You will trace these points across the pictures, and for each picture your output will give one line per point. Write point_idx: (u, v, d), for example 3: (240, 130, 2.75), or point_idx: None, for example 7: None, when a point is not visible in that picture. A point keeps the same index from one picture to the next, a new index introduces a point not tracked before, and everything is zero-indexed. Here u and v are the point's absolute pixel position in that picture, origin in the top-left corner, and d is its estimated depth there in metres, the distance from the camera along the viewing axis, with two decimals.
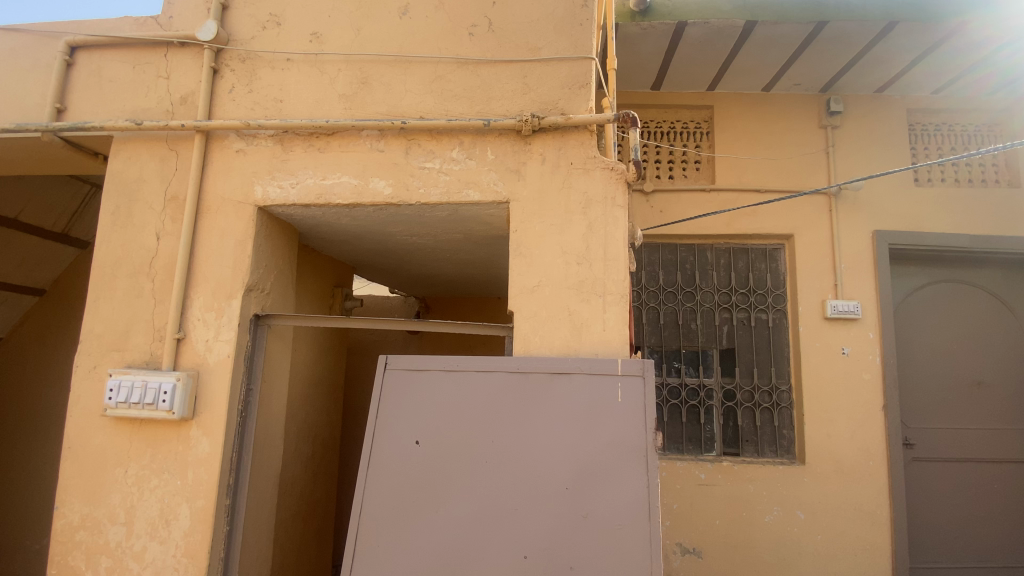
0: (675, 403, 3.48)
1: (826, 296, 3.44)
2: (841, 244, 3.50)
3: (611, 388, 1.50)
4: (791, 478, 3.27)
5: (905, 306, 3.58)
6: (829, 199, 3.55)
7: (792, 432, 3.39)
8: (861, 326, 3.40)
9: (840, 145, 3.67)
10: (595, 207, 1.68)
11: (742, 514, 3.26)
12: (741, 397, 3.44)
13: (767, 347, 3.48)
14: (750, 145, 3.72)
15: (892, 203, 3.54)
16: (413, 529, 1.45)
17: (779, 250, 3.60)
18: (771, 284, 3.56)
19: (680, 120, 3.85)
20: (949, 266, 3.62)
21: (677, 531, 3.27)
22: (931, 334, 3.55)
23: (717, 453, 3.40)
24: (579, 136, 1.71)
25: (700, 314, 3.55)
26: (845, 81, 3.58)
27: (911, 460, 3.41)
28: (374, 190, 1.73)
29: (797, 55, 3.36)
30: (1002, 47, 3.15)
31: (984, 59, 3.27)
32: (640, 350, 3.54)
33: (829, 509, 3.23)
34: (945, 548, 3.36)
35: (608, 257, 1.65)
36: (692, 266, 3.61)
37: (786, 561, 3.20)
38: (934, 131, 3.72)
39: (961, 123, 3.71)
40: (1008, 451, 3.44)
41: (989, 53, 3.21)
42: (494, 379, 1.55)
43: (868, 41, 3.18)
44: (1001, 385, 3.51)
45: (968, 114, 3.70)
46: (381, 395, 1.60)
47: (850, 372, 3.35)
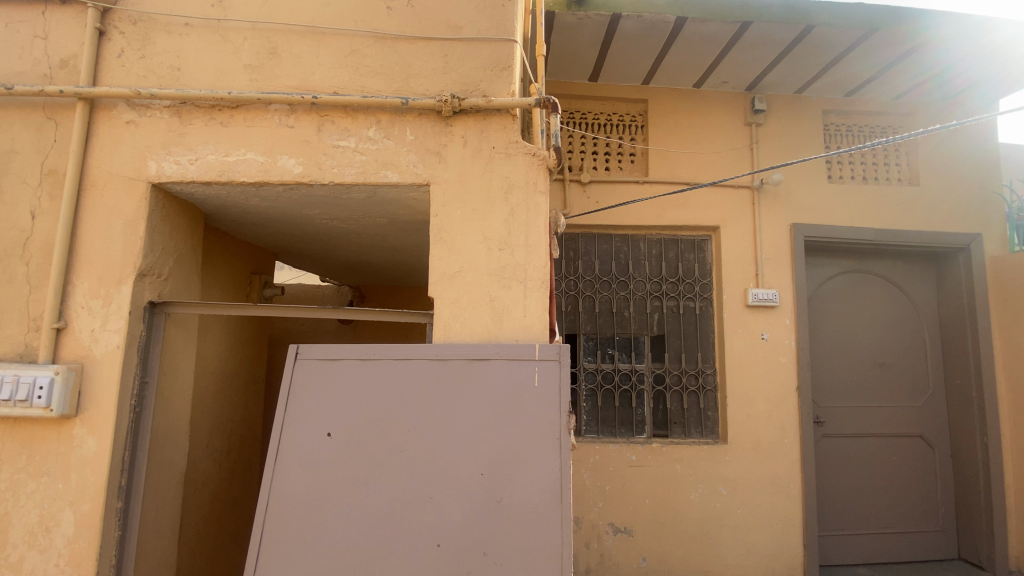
0: (608, 388, 3.57)
1: (747, 285, 3.63)
2: (762, 235, 3.70)
3: (529, 372, 1.50)
4: (715, 457, 3.44)
5: (819, 295, 3.84)
6: (753, 193, 3.73)
7: (716, 413, 3.57)
8: (778, 313, 3.62)
9: (763, 141, 3.86)
10: (517, 193, 1.65)
11: (670, 493, 3.40)
12: (670, 380, 3.59)
13: (694, 332, 3.63)
14: (680, 139, 3.84)
15: (807, 198, 3.77)
16: (323, 526, 1.39)
17: (706, 241, 3.76)
18: (698, 273, 3.71)
19: (616, 113, 3.92)
20: (856, 258, 3.92)
21: (609, 511, 3.37)
22: (841, 322, 3.83)
23: (648, 435, 3.53)
24: (501, 120, 1.67)
25: (633, 302, 3.65)
26: (767, 81, 3.76)
27: (821, 436, 3.69)
28: (283, 168, 1.63)
29: (725, 53, 3.48)
30: (907, 54, 3.39)
31: (891, 63, 3.51)
32: (575, 337, 3.60)
33: (748, 484, 3.44)
34: (849, 515, 3.67)
35: (530, 244, 1.63)
36: (626, 256, 3.71)
37: (710, 535, 3.38)
38: (846, 132, 3.99)
39: (868, 124, 4.00)
40: (904, 426, 3.78)
41: (894, 59, 3.45)
42: (410, 367, 1.51)
43: (787, 42, 3.34)
44: (900, 367, 3.84)
45: (875, 118, 4.01)
46: (290, 386, 1.52)
47: (768, 356, 3.56)
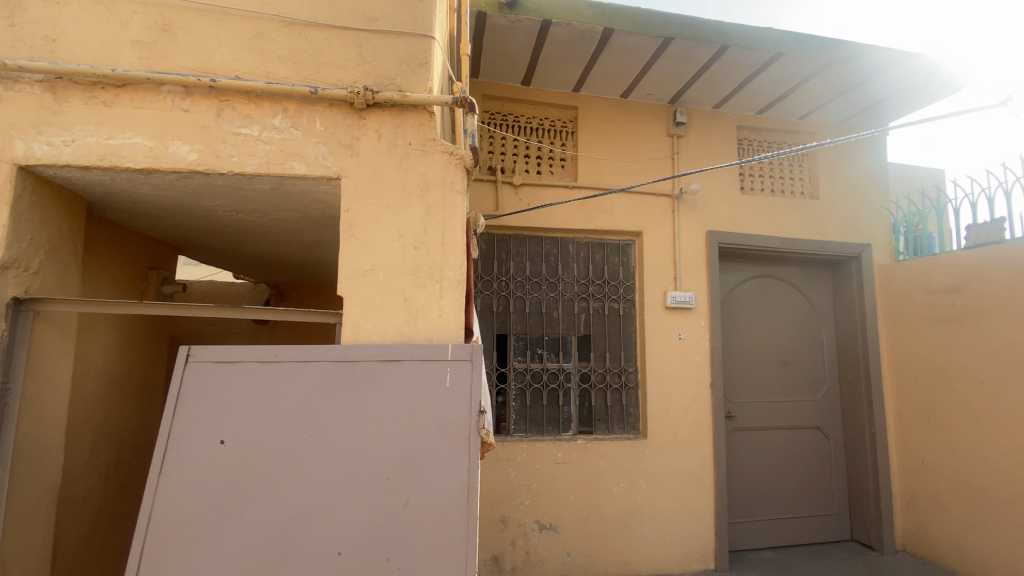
0: (537, 387, 3.61)
1: (667, 288, 3.81)
2: (681, 241, 3.90)
3: (440, 372, 1.48)
4: (635, 452, 3.58)
5: (731, 298, 4.11)
6: (673, 202, 3.93)
7: (637, 410, 3.71)
8: (694, 315, 3.83)
9: (684, 152, 4.07)
10: (434, 190, 1.62)
11: (593, 489, 3.50)
12: (595, 378, 3.69)
13: (617, 333, 3.76)
14: (607, 146, 3.97)
15: (722, 207, 4.02)
16: (211, 539, 1.30)
17: (630, 245, 3.91)
18: (623, 276, 3.86)
19: (548, 118, 3.99)
20: (764, 264, 4.23)
21: (535, 509, 3.41)
22: (751, 323, 4.12)
23: (573, 432, 3.62)
24: (417, 116, 1.64)
25: (561, 304, 3.73)
26: (688, 95, 3.97)
27: (732, 430, 3.94)
28: (175, 155, 1.51)
29: (650, 66, 3.63)
30: (810, 77, 3.69)
31: (796, 85, 3.81)
32: (505, 337, 3.61)
33: (666, 477, 3.60)
34: (756, 503, 3.94)
35: (446, 243, 1.61)
36: (556, 258, 3.78)
37: (630, 527, 3.51)
38: (757, 147, 4.30)
39: (776, 141, 4.33)
40: (804, 418, 4.11)
41: (799, 81, 3.75)
42: (315, 369, 1.45)
43: (706, 59, 3.54)
44: (801, 364, 4.18)
45: (782, 136, 4.35)
46: (181, 391, 1.42)
47: (685, 355, 3.76)
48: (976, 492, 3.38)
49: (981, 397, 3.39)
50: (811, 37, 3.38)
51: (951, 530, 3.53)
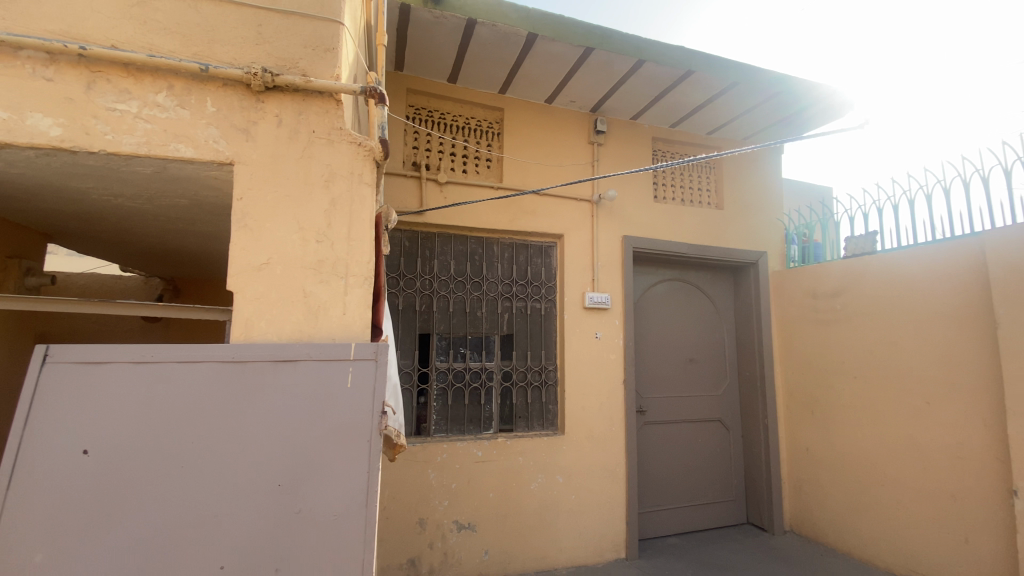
0: (459, 387, 3.58)
1: (585, 289, 3.94)
2: (599, 244, 4.04)
3: (341, 372, 1.42)
4: (553, 448, 3.66)
5: (644, 299, 4.33)
6: (592, 207, 4.07)
7: (557, 407, 3.81)
8: (610, 315, 3.98)
9: (603, 160, 4.24)
10: (339, 182, 1.56)
11: (512, 485, 3.53)
12: (516, 377, 3.74)
13: (539, 332, 3.83)
14: (531, 149, 4.03)
15: (637, 213, 4.22)
16: (75, 556, 1.21)
17: (553, 247, 4.00)
18: (545, 276, 3.94)
19: (474, 118, 3.98)
20: (675, 268, 4.50)
21: (454, 509, 3.37)
22: (662, 323, 4.36)
23: (494, 431, 3.63)
24: (322, 103, 1.56)
25: (485, 303, 3.73)
26: (608, 105, 4.14)
27: (644, 423, 4.15)
28: (34, 128, 1.34)
29: (572, 74, 3.73)
30: (718, 94, 3.96)
31: (706, 101, 4.07)
32: (428, 336, 3.54)
33: (582, 471, 3.72)
34: (664, 492, 4.18)
35: (352, 237, 1.55)
36: (480, 258, 3.78)
37: (546, 522, 3.58)
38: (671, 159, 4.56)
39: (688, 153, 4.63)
40: (708, 412, 4.42)
41: (708, 98, 4.02)
42: (199, 370, 1.34)
43: (624, 71, 3.69)
44: (705, 362, 4.49)
45: (693, 149, 4.64)
46: (36, 396, 1.27)
47: (601, 353, 3.90)
48: (848, 475, 3.76)
49: (849, 389, 3.78)
50: (718, 58, 3.63)
51: (827, 509, 3.93)
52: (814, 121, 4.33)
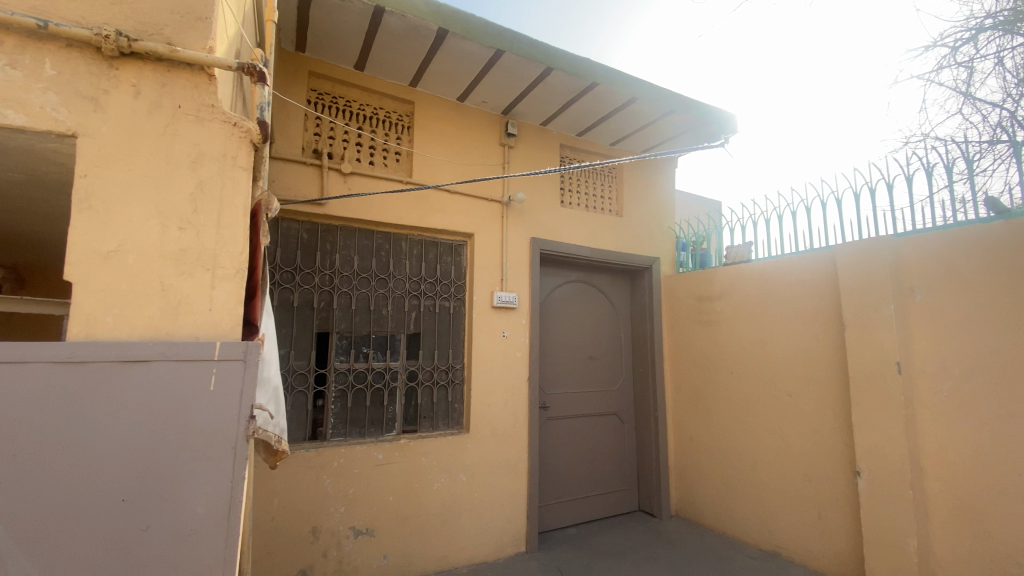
0: (359, 388, 3.43)
1: (494, 288, 3.96)
2: (508, 244, 4.09)
3: (203, 375, 1.32)
4: (456, 447, 3.64)
5: (550, 300, 4.46)
6: (502, 208, 4.10)
7: (462, 405, 3.80)
8: (516, 314, 4.04)
9: (514, 162, 4.30)
10: (208, 165, 1.43)
11: (413, 487, 3.45)
12: (422, 376, 3.66)
13: (446, 331, 3.79)
14: (441, 145, 3.97)
15: (544, 215, 4.32)
16: None
17: (462, 246, 3.98)
18: (454, 275, 3.91)
19: (383, 109, 3.85)
20: (579, 271, 4.69)
21: (351, 515, 3.22)
22: (565, 323, 4.52)
23: (397, 432, 3.53)
24: (190, 77, 1.42)
25: (391, 301, 3.62)
26: (519, 108, 4.19)
27: (547, 419, 4.28)
28: None
29: (483, 75, 3.72)
30: (621, 107, 4.14)
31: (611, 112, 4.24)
32: (327, 335, 3.35)
33: (485, 468, 3.74)
34: (564, 486, 4.33)
35: (223, 226, 1.43)
36: (387, 254, 3.65)
37: (448, 521, 3.56)
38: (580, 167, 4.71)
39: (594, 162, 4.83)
40: (606, 407, 4.66)
41: (613, 109, 4.19)
42: (23, 372, 1.17)
43: (534, 77, 3.75)
44: (604, 360, 4.73)
45: (598, 157, 4.87)
46: None
47: (506, 351, 3.95)
48: (726, 463, 4.12)
49: (728, 385, 4.15)
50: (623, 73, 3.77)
51: (707, 494, 4.29)
52: (708, 140, 4.66)
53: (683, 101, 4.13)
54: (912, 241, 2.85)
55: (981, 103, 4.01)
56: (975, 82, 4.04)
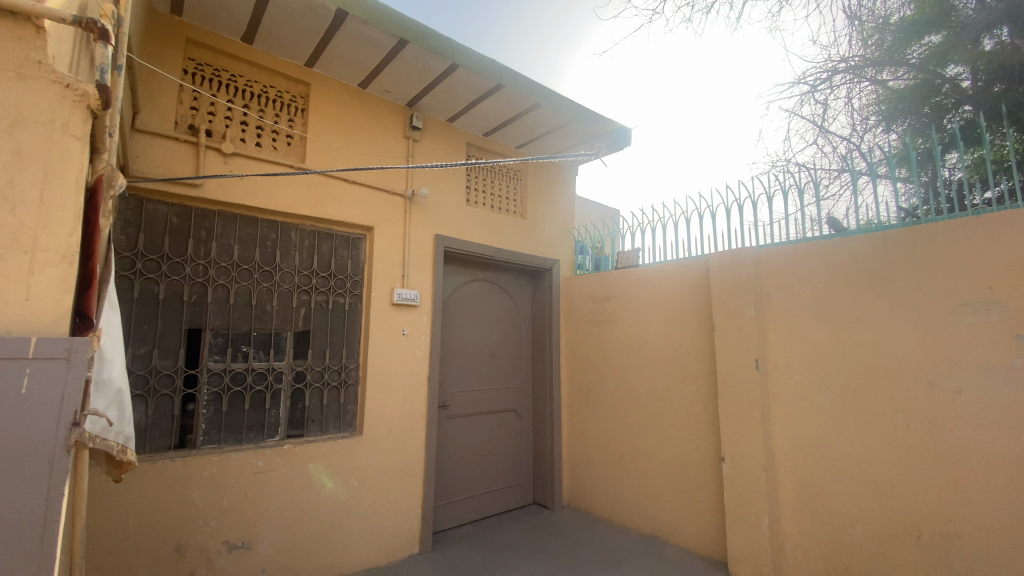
0: (237, 390, 3.13)
1: (394, 285, 3.79)
2: (411, 240, 3.93)
3: (14, 376, 1.15)
4: (348, 451, 3.45)
5: (452, 299, 4.40)
6: (405, 202, 3.92)
7: (355, 407, 3.59)
8: (417, 312, 3.92)
9: (418, 155, 4.18)
10: (31, 130, 1.24)
11: (298, 494, 3.21)
12: (311, 377, 3.41)
13: (339, 329, 3.57)
14: (339, 132, 3.72)
15: (449, 213, 4.23)
16: None
17: (361, 240, 3.75)
18: (350, 270, 3.67)
19: (274, 87, 3.53)
20: (483, 269, 4.69)
21: (224, 528, 2.93)
22: (467, 321, 4.50)
23: (280, 437, 3.25)
24: (10, 27, 1.21)
25: (277, 295, 3.33)
26: (425, 102, 4.07)
27: (446, 418, 4.23)
28: None
29: (386, 65, 3.57)
30: (526, 111, 4.20)
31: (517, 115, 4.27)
32: (199, 332, 3.02)
33: (378, 471, 3.59)
34: (461, 485, 4.31)
35: (47, 201, 1.25)
36: (273, 244, 3.35)
37: (337, 528, 3.36)
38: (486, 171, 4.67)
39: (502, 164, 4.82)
40: (504, 405, 4.71)
41: (518, 112, 4.22)
42: None
43: (438, 73, 3.67)
44: (504, 358, 4.77)
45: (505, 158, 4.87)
46: None
47: (406, 350, 3.81)
48: (616, 456, 4.34)
49: (619, 383, 4.37)
50: (526, 78, 3.81)
51: (598, 486, 4.49)
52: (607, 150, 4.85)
53: (583, 112, 4.29)
54: (768, 253, 3.24)
55: (831, 137, 4.66)
56: (827, 118, 4.69)
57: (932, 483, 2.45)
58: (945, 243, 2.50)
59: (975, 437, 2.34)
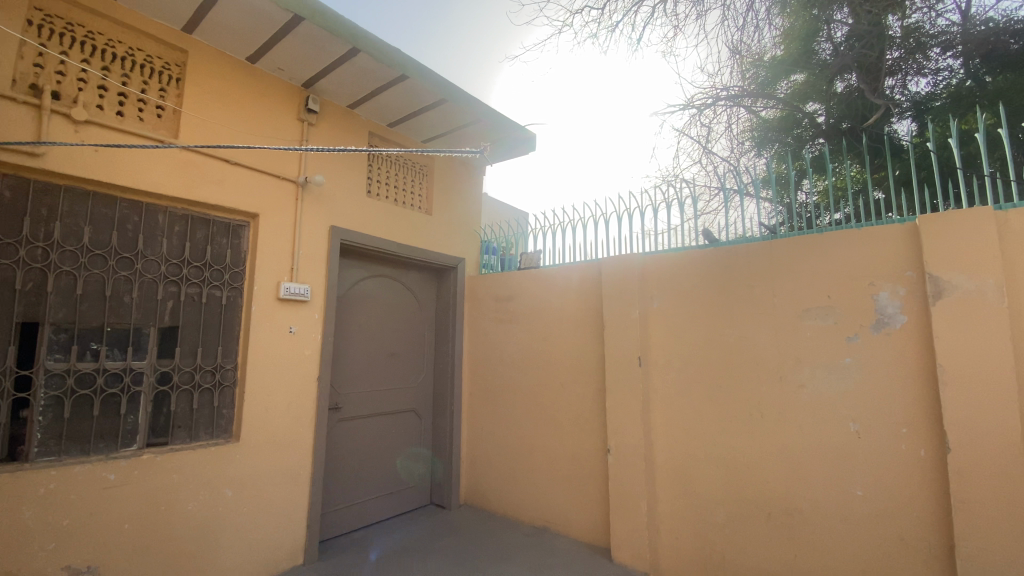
0: (84, 394, 2.69)
1: (281, 279, 3.50)
2: (302, 231, 3.65)
3: None
4: (221, 458, 3.12)
5: (349, 295, 4.17)
6: (297, 188, 3.65)
7: (232, 411, 3.28)
8: (308, 308, 3.65)
9: (315, 141, 3.89)
10: None
11: (159, 510, 2.84)
12: (178, 379, 3.06)
13: (215, 325, 3.23)
14: (222, 108, 3.35)
15: (348, 204, 4.00)
16: None
17: (243, 227, 3.43)
18: (230, 261, 3.34)
19: (143, 51, 3.08)
20: (383, 265, 4.51)
21: (61, 554, 2.51)
22: (364, 319, 4.29)
23: (139, 447, 2.87)
24: None
25: (138, 286, 2.93)
26: (323, 85, 3.80)
27: (338, 421, 4.01)
28: None
29: (278, 40, 3.28)
30: (432, 105, 4.10)
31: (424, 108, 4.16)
32: (33, 327, 2.56)
33: (258, 479, 3.29)
34: (352, 490, 4.11)
35: None
36: (135, 228, 2.94)
37: (207, 545, 3.03)
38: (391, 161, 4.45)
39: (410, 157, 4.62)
40: (402, 406, 4.57)
41: (425, 106, 4.11)
42: None
43: (338, 56, 3.46)
44: (404, 358, 4.63)
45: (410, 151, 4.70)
46: None
47: (293, 350, 3.53)
48: (513, 453, 4.40)
49: (518, 382, 4.43)
50: (432, 72, 3.72)
51: (495, 483, 4.52)
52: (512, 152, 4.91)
53: (499, 119, 4.39)
54: (653, 259, 3.45)
55: (713, 157, 5.13)
56: (711, 139, 5.15)
57: (780, 466, 2.79)
58: (797, 256, 2.85)
59: (814, 424, 2.71)
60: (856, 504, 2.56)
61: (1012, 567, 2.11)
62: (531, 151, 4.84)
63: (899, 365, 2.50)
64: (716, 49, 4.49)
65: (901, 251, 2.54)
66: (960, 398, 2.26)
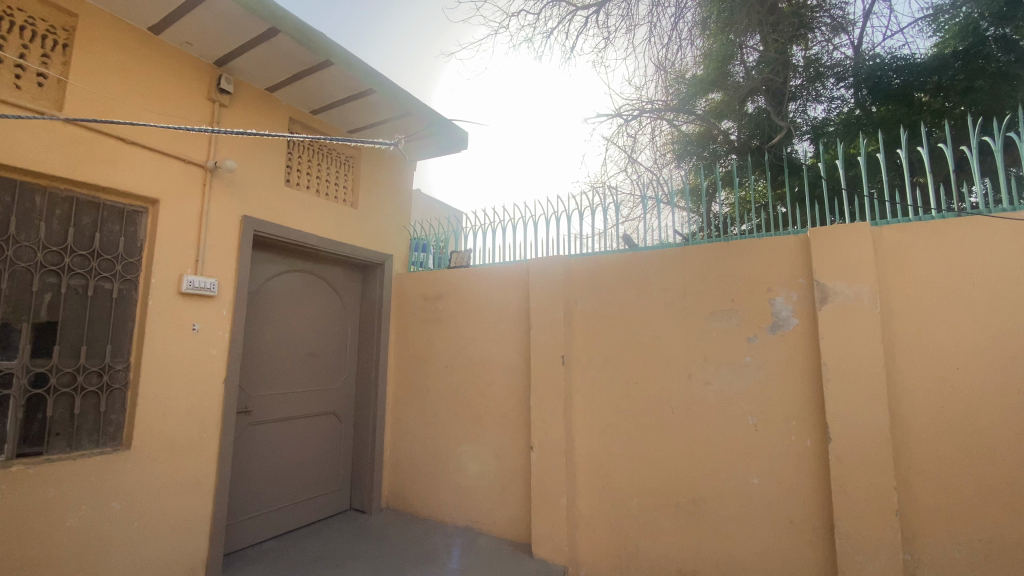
0: None
1: (184, 271, 3.22)
2: (210, 220, 3.38)
3: None
4: (109, 469, 2.81)
5: (264, 290, 3.93)
6: (205, 173, 3.38)
7: (123, 416, 2.95)
8: (215, 304, 3.39)
9: (227, 124, 3.61)
10: None
11: (30, 529, 2.51)
12: (57, 381, 2.70)
13: (104, 321, 2.90)
14: (118, 81, 3.02)
15: (264, 193, 3.76)
16: None
17: (140, 214, 3.11)
18: (123, 250, 3.01)
19: (21, 11, 2.71)
20: (303, 259, 4.28)
21: None
22: (280, 315, 4.05)
23: (6, 458, 2.50)
24: None
25: (8, 275, 2.55)
26: (238, 65, 3.54)
27: (248, 425, 3.75)
28: None
29: (187, 13, 3.01)
30: (360, 95, 3.95)
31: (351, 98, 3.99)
32: None
33: (153, 490, 3.00)
34: (263, 498, 3.86)
35: None
36: (6, 208, 2.57)
37: (89, 565, 2.71)
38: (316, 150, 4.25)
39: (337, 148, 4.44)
40: (322, 407, 4.36)
41: (352, 95, 3.95)
42: None
43: (256, 35, 3.24)
44: (324, 357, 4.42)
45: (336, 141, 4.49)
46: None
47: (196, 348, 3.26)
48: (436, 453, 4.34)
49: (443, 382, 4.37)
50: (359, 61, 3.58)
51: (417, 485, 4.43)
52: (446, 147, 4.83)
53: (439, 119, 4.37)
54: (578, 261, 3.55)
55: (637, 166, 5.36)
56: (636, 150, 5.39)
57: (689, 458, 2.97)
58: (707, 261, 3.04)
59: (718, 419, 2.91)
60: (753, 491, 2.78)
61: (879, 542, 2.38)
62: (463, 147, 4.78)
63: (791, 363, 2.74)
64: (642, 63, 4.70)
65: (795, 258, 2.79)
66: (840, 393, 2.52)
